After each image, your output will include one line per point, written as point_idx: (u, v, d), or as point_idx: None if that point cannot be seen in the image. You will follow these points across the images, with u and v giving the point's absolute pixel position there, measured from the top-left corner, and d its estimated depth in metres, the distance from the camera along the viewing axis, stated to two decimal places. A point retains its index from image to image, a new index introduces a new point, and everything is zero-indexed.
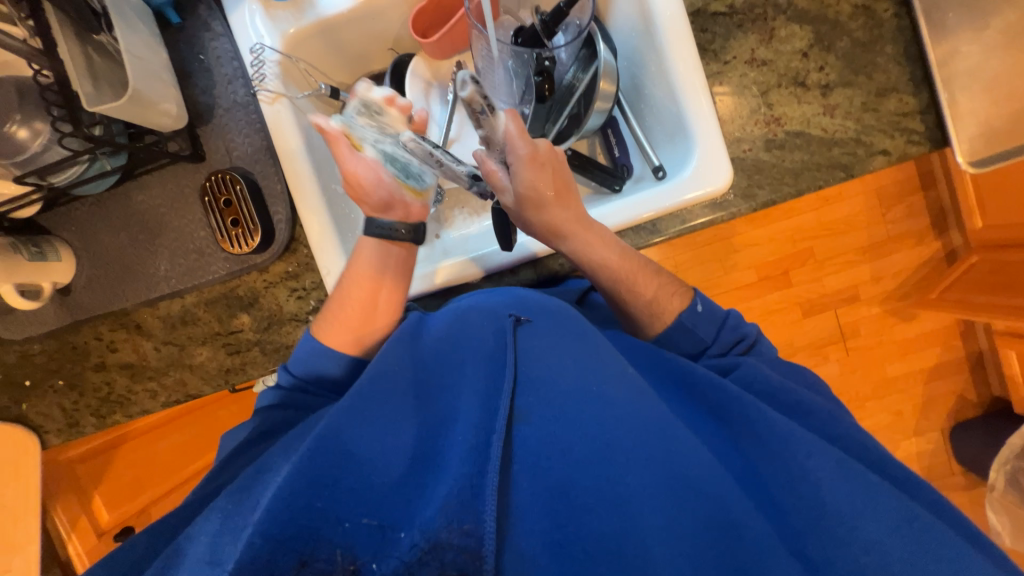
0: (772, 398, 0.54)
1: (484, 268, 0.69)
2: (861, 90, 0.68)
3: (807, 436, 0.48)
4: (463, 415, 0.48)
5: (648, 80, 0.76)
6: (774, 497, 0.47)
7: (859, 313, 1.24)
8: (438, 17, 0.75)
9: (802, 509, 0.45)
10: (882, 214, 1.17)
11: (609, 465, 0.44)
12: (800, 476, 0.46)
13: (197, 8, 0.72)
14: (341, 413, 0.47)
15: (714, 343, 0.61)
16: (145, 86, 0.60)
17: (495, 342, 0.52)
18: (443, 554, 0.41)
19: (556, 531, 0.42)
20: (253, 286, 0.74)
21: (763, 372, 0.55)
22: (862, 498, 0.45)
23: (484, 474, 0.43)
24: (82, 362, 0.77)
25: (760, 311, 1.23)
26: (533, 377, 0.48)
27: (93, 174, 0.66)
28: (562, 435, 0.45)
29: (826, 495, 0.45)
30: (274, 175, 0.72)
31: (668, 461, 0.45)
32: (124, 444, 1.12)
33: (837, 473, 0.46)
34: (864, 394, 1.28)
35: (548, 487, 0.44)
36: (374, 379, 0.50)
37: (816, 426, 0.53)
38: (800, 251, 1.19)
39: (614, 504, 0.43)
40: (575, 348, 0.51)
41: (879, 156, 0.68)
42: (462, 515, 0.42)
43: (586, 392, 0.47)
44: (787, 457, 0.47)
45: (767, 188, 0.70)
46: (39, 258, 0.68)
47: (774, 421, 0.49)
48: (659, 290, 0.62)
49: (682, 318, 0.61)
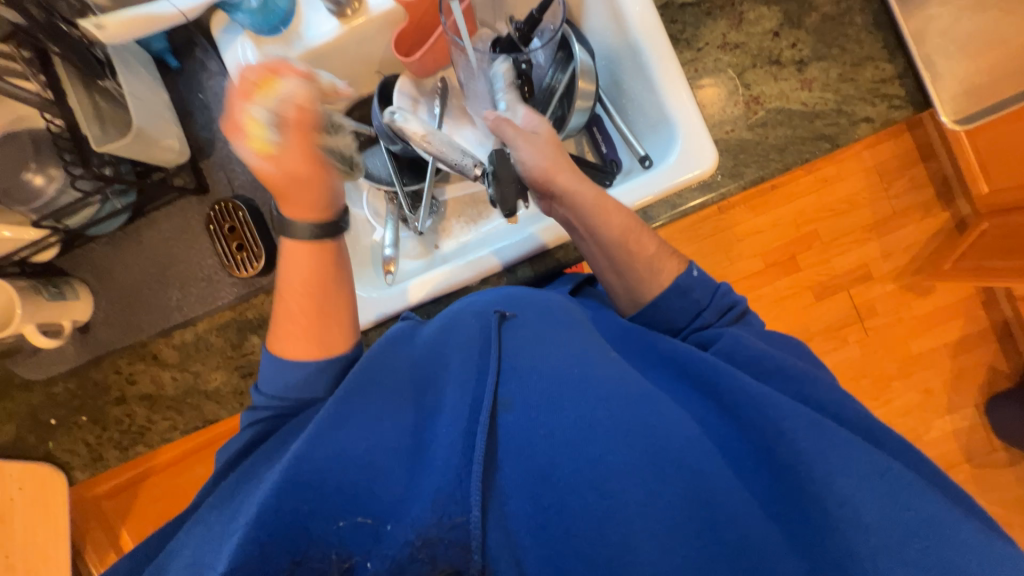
0: (759, 371, 0.53)
1: (502, 259, 0.70)
2: (837, 62, 0.70)
3: (784, 402, 0.47)
4: (449, 408, 0.49)
5: (626, 75, 0.78)
6: (757, 470, 0.47)
7: (874, 292, 1.21)
8: (419, 37, 0.79)
9: (797, 482, 0.44)
10: (884, 190, 1.16)
11: (591, 447, 0.44)
12: (782, 445, 0.45)
13: (194, 52, 0.76)
14: (325, 422, 0.46)
15: (709, 307, 0.61)
16: (149, 125, 0.64)
17: (481, 337, 0.52)
18: (435, 548, 0.43)
19: (539, 515, 0.43)
20: (262, 308, 0.77)
21: (748, 343, 0.54)
22: (844, 456, 0.44)
23: (470, 464, 0.45)
24: (104, 397, 0.80)
25: (770, 300, 1.21)
26: (517, 366, 0.50)
27: (105, 214, 0.70)
28: (546, 421, 0.46)
29: (812, 467, 0.44)
30: (274, 200, 0.75)
31: (656, 436, 0.45)
32: (150, 478, 1.09)
33: (826, 442, 0.45)
34: (887, 374, 1.24)
35: (532, 472, 0.45)
36: (362, 383, 0.50)
37: (796, 391, 0.51)
38: (802, 235, 1.18)
39: (595, 485, 0.43)
40: (563, 336, 0.52)
41: (862, 124, 0.69)
42: (451, 508, 0.44)
43: (567, 375, 0.48)
44: (769, 424, 0.46)
45: (754, 166, 0.71)
46: (58, 298, 0.72)
47: (748, 389, 0.48)
48: (660, 250, 0.63)
49: (677, 279, 0.61)
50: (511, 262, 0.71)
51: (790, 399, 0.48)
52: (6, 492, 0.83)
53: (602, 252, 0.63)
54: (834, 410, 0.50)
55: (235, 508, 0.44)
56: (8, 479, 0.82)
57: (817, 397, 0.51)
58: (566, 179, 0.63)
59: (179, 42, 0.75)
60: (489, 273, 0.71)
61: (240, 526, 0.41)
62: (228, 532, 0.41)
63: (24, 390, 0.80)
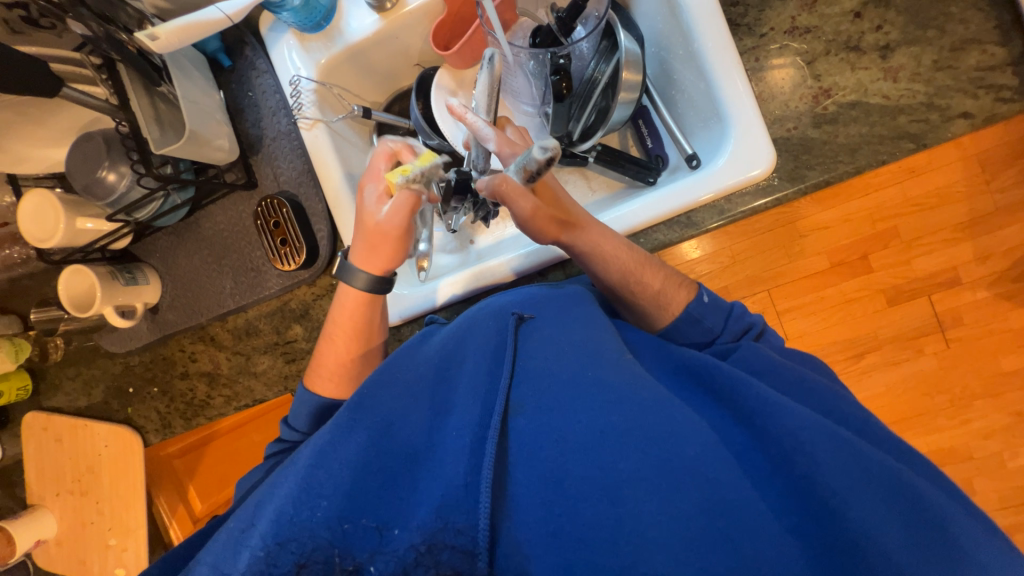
0: (779, 381, 0.53)
1: (527, 262, 0.70)
2: (932, 47, 0.62)
3: (803, 416, 0.46)
4: (459, 410, 0.49)
5: (677, 64, 0.72)
6: (776, 485, 0.44)
7: (961, 299, 0.89)
8: (456, 28, 0.77)
9: (810, 500, 0.42)
10: (986, 181, 0.80)
11: (602, 454, 0.43)
12: (803, 474, 0.43)
13: (244, 51, 0.79)
14: (336, 430, 0.47)
15: (723, 332, 0.61)
16: (201, 127, 0.68)
17: (497, 338, 0.53)
18: (439, 554, 0.42)
19: (549, 522, 0.42)
20: (304, 299, 0.81)
21: (768, 356, 0.55)
22: (856, 476, 0.43)
23: (478, 472, 0.44)
24: (171, 371, 0.88)
25: (833, 303, 0.92)
26: (529, 369, 0.50)
27: (167, 208, 0.76)
28: (558, 426, 0.45)
29: (841, 492, 0.42)
30: (316, 196, 0.77)
31: (670, 453, 0.43)
32: (214, 441, 1.01)
33: (848, 468, 0.43)
34: (969, 391, 0.94)
35: (541, 480, 0.44)
36: (374, 387, 0.51)
37: (821, 404, 0.51)
38: (881, 232, 0.86)
39: (607, 494, 0.42)
40: (576, 336, 0.52)
41: (958, 119, 0.62)
42: (457, 515, 0.43)
43: (583, 379, 0.48)
44: (796, 448, 0.44)
45: (818, 168, 0.66)
46: (131, 283, 0.79)
47: (766, 397, 0.47)
48: (666, 282, 0.63)
49: (689, 309, 0.61)
50: (537, 266, 0.70)
51: (807, 410, 0.47)
52: (96, 448, 0.95)
53: (606, 290, 0.64)
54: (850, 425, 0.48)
55: (255, 510, 0.45)
56: (98, 437, 0.94)
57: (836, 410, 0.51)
58: (573, 208, 0.62)
59: (231, 40, 0.79)
60: (504, 283, 0.72)
61: (263, 520, 0.43)
62: (248, 533, 0.43)
63: (107, 359, 0.91)
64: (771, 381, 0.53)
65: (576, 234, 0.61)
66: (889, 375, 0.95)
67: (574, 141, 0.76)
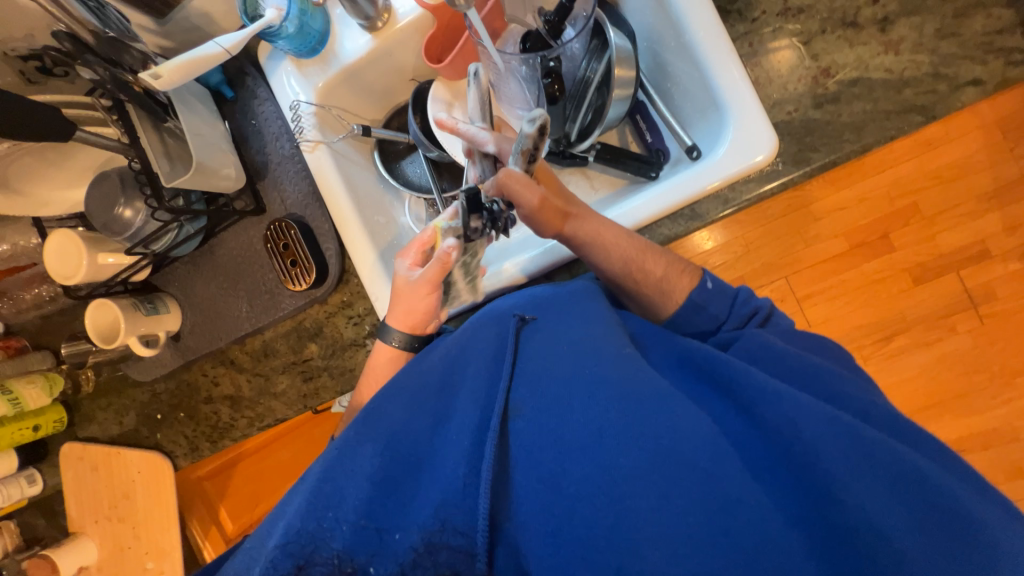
0: (788, 369, 0.52)
1: (533, 267, 0.70)
2: (934, 15, 0.60)
3: (799, 401, 0.45)
4: (459, 415, 0.48)
5: (669, 55, 0.71)
6: (782, 472, 0.43)
7: (992, 273, 0.86)
8: (448, 41, 0.79)
9: (811, 487, 0.41)
10: (1008, 148, 0.77)
11: (602, 449, 0.43)
12: (809, 460, 0.41)
13: (245, 81, 0.82)
14: (344, 445, 0.47)
15: (729, 317, 0.60)
16: (207, 158, 0.70)
17: (497, 341, 0.53)
18: (437, 554, 0.44)
19: (550, 521, 0.42)
20: (317, 317, 0.83)
21: (770, 343, 0.54)
22: (861, 457, 0.41)
23: (477, 474, 0.44)
24: (195, 396, 0.91)
25: (855, 285, 0.89)
26: (528, 371, 0.49)
27: (182, 238, 0.78)
28: (558, 425, 0.45)
29: (849, 476, 0.40)
30: (322, 215, 0.79)
31: (676, 446, 0.42)
32: (240, 462, 1.08)
33: (863, 452, 0.41)
34: (1009, 368, 0.90)
35: (542, 479, 0.43)
36: (385, 400, 0.50)
37: (840, 392, 0.50)
38: (899, 209, 0.83)
39: (607, 490, 0.41)
40: (574, 334, 0.52)
41: (967, 87, 0.60)
42: (456, 517, 0.43)
43: (581, 376, 0.47)
44: (792, 432, 0.43)
45: (823, 149, 0.64)
46: (153, 312, 0.81)
47: (761, 384, 0.46)
48: (668, 268, 0.62)
49: (693, 295, 0.60)
50: (543, 269, 0.71)
51: (805, 394, 0.46)
52: (129, 474, 0.98)
53: (611, 284, 0.63)
54: (865, 409, 0.48)
55: (265, 525, 0.46)
56: (131, 463, 0.97)
57: (847, 390, 0.49)
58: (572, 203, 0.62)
59: (233, 73, 0.82)
60: (514, 287, 0.72)
61: (273, 532, 0.44)
62: (258, 549, 0.43)
63: (135, 388, 0.94)
64: (777, 364, 0.52)
65: (581, 224, 0.61)
66: (920, 356, 0.91)
67: (573, 142, 0.76)
